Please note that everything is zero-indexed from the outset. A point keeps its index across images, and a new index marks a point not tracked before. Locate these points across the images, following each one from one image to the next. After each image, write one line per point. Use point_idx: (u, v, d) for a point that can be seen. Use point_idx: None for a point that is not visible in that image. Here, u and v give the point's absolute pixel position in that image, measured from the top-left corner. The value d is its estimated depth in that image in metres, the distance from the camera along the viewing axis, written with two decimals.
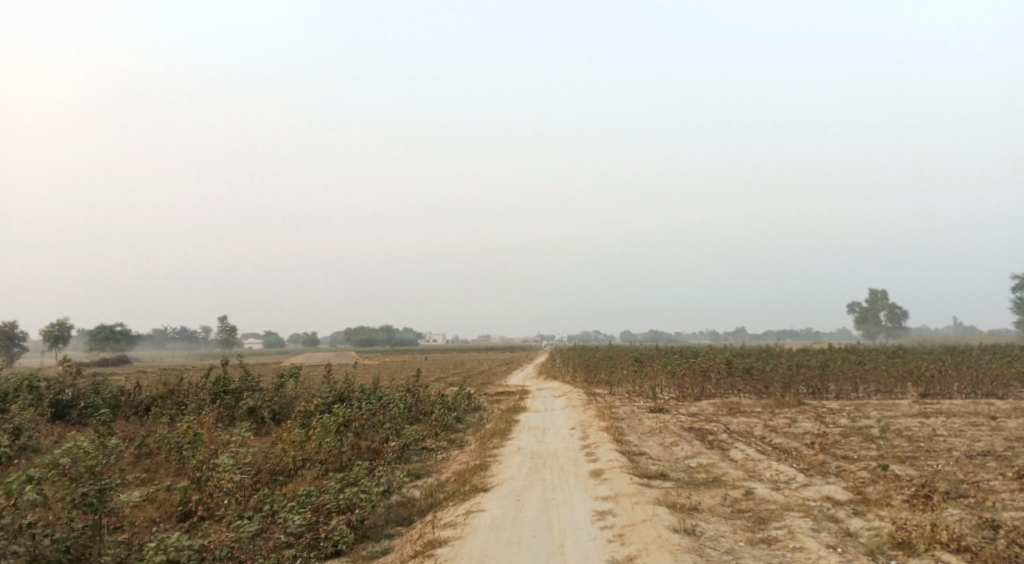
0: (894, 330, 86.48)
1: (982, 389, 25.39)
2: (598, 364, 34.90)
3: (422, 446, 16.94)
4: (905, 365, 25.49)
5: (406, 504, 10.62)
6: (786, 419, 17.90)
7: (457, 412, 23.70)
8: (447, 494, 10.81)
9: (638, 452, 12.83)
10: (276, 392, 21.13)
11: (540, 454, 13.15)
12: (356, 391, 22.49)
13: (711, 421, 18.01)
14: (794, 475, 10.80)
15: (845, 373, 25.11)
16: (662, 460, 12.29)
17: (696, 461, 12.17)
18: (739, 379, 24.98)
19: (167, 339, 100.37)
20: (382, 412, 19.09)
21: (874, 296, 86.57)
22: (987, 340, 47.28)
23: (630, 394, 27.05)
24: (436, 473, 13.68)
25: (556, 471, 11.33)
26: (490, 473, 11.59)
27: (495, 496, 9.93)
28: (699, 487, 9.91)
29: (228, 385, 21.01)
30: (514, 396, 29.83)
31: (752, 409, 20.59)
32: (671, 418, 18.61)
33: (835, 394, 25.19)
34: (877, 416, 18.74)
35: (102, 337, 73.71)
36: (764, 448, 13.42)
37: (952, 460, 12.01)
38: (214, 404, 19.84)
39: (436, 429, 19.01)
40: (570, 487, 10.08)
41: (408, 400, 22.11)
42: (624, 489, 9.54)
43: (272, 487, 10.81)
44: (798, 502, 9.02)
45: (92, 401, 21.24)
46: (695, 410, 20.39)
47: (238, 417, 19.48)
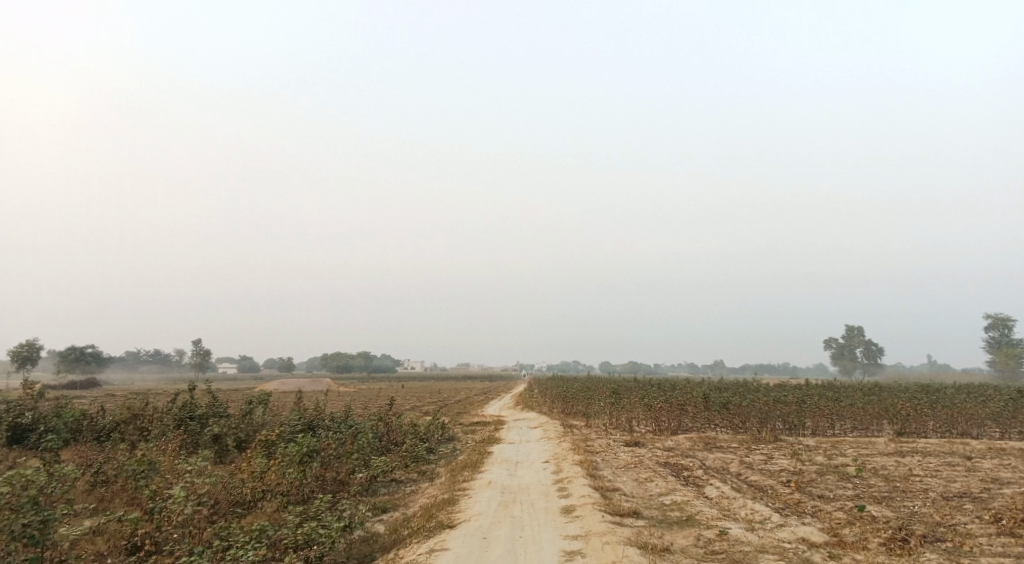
0: (870, 367, 87.31)
1: (957, 428, 25.47)
2: (576, 395, 34.55)
3: (391, 478, 16.43)
4: (880, 403, 25.53)
5: (368, 541, 10.15)
6: (762, 456, 17.70)
7: (430, 442, 23.18)
8: (412, 530, 10.37)
9: (611, 488, 12.51)
10: (243, 419, 20.49)
11: (511, 488, 12.77)
12: (326, 419, 21.91)
13: (687, 455, 17.77)
14: (769, 515, 10.57)
15: (822, 410, 25.08)
16: (636, 497, 11.98)
17: (670, 498, 11.89)
18: (717, 413, 24.82)
19: (138, 362, 97.95)
20: (351, 441, 18.53)
21: (850, 332, 87.55)
22: (961, 378, 47.78)
23: (607, 427, 26.74)
24: (403, 507, 13.20)
25: (526, 507, 10.96)
26: (458, 509, 11.18)
27: (460, 533, 9.53)
28: (672, 527, 9.62)
29: (195, 411, 20.36)
30: (490, 426, 29.33)
31: (729, 444, 20.40)
32: (647, 452, 18.34)
33: (812, 431, 25.10)
34: (853, 454, 18.65)
35: (71, 358, 71.73)
36: (740, 486, 13.18)
37: (928, 501, 11.87)
38: (177, 431, 19.16)
39: (407, 461, 18.50)
40: (539, 524, 9.72)
41: (380, 430, 21.57)
42: (595, 527, 9.21)
43: (227, 520, 10.28)
44: (773, 544, 8.77)
45: (52, 425, 20.38)
46: (671, 444, 20.15)
47: (202, 445, 18.80)
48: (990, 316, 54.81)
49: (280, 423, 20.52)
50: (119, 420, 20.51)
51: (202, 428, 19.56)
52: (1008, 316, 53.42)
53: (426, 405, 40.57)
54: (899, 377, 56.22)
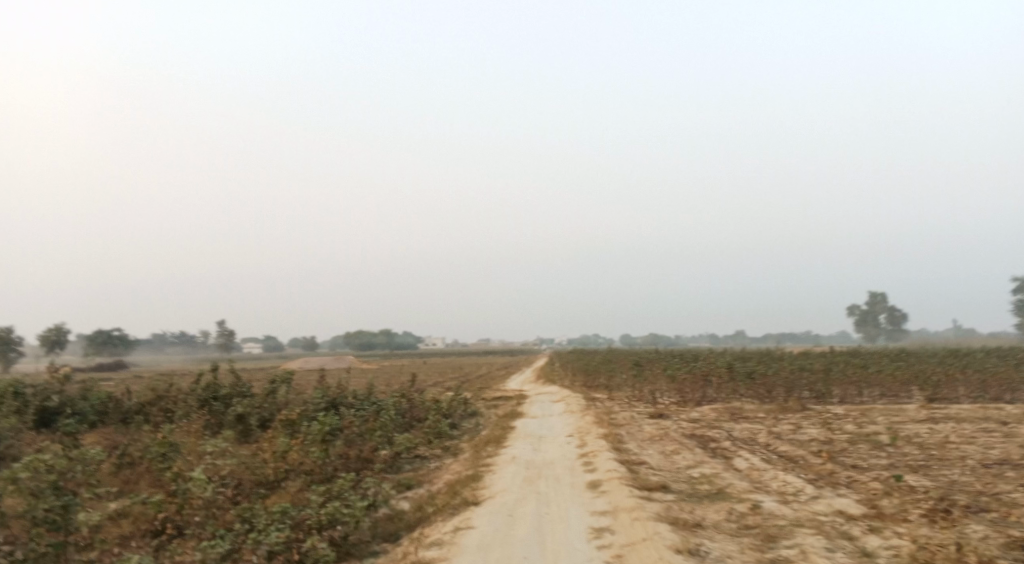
0: (895, 333, 85.92)
1: (990, 393, 24.78)
2: (597, 368, 34.30)
3: (414, 454, 16.39)
4: (910, 370, 24.88)
5: (393, 519, 10.03)
6: (791, 426, 17.31)
7: (453, 418, 23.13)
8: (437, 507, 10.24)
9: (638, 461, 12.26)
10: (266, 398, 20.59)
11: (535, 464, 12.59)
12: (348, 397, 21.91)
13: (713, 427, 17.45)
14: (802, 487, 10.23)
15: (850, 378, 24.54)
16: (663, 470, 11.72)
17: (699, 471, 11.60)
18: (741, 383, 24.42)
19: (164, 344, 99.81)
20: (374, 419, 18.51)
21: (874, 298, 86.04)
22: (989, 342, 46.71)
23: (629, 399, 26.49)
24: (427, 483, 13.11)
25: (551, 482, 10.76)
26: (483, 485, 11.03)
27: (485, 511, 9.37)
28: (702, 501, 9.33)
29: (218, 391, 20.46)
30: (511, 400, 29.26)
31: (755, 414, 20.03)
32: (672, 424, 18.04)
33: (840, 399, 24.59)
34: (884, 421, 18.19)
35: (100, 342, 73.25)
36: (769, 457, 12.85)
37: (968, 469, 11.43)
38: (202, 411, 19.28)
39: (429, 437, 18.46)
40: (565, 501, 9.50)
41: (401, 407, 21.53)
42: (623, 503, 8.96)
43: (251, 501, 10.22)
44: (808, 517, 8.44)
45: (80, 408, 20.62)
46: (696, 416, 19.83)
47: (226, 425, 18.91)
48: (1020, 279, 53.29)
49: (302, 401, 20.57)
50: (144, 402, 20.72)
51: (226, 408, 19.67)
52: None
53: (447, 381, 40.66)
54: (924, 342, 55.19)
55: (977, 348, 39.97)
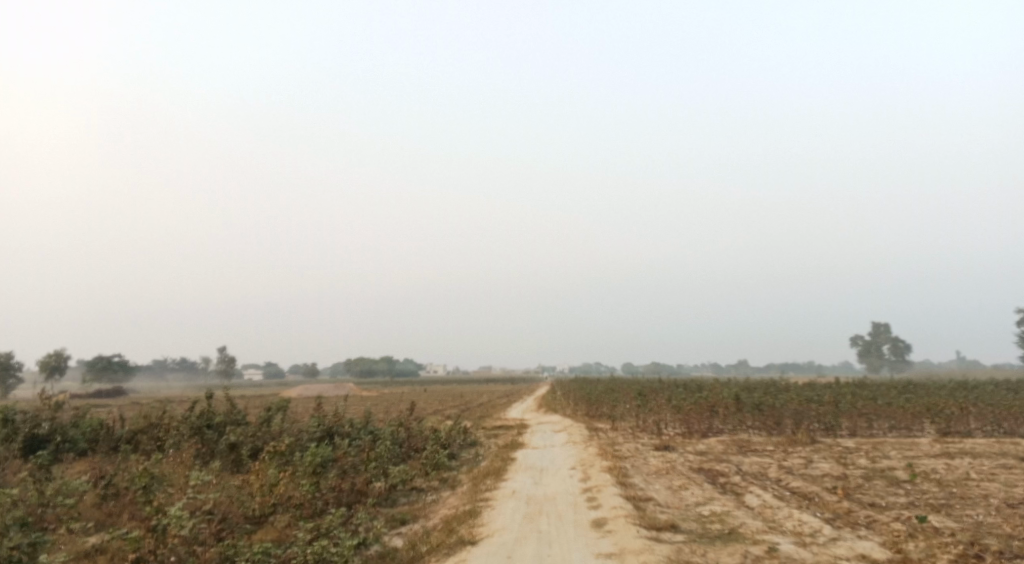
0: (899, 364, 84.90)
1: (1005, 427, 24.06)
2: (599, 397, 33.59)
3: (410, 487, 15.75)
4: (922, 402, 24.20)
5: (386, 557, 9.44)
6: (802, 460, 16.66)
7: (451, 448, 22.49)
8: (432, 545, 9.62)
9: (644, 498, 11.66)
10: (260, 426, 20.01)
11: (536, 499, 11.98)
12: (345, 426, 21.32)
13: (722, 460, 16.81)
14: (820, 528, 9.65)
15: (860, 410, 23.87)
16: (671, 507, 11.13)
17: (709, 509, 11.01)
18: (749, 414, 23.74)
19: (163, 369, 99.07)
20: (369, 448, 17.92)
21: (877, 329, 85.25)
22: (996, 374, 45.88)
23: (633, 430, 25.81)
24: (423, 519, 12.47)
25: (553, 520, 10.16)
26: (481, 522, 10.44)
27: (483, 552, 8.77)
28: (715, 543, 8.75)
29: (212, 419, 19.89)
30: (512, 430, 28.52)
31: (764, 447, 19.39)
32: (678, 457, 17.41)
33: (850, 432, 23.87)
34: (898, 456, 17.51)
35: (97, 368, 72.55)
36: (782, 494, 12.24)
37: (992, 509, 10.84)
38: (193, 440, 18.71)
39: (426, 469, 17.83)
40: (568, 541, 8.94)
41: (399, 436, 20.92)
42: (631, 544, 8.41)
43: (235, 538, 9.64)
44: (830, 562, 7.88)
45: (70, 435, 20.07)
46: (703, 448, 19.19)
47: (218, 454, 18.31)
48: (1020, 310, 52.64)
49: (297, 430, 19.97)
50: (135, 430, 20.10)
51: (218, 437, 19.07)
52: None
53: (446, 409, 39.90)
54: (928, 374, 54.34)
55: (984, 380, 39.25)
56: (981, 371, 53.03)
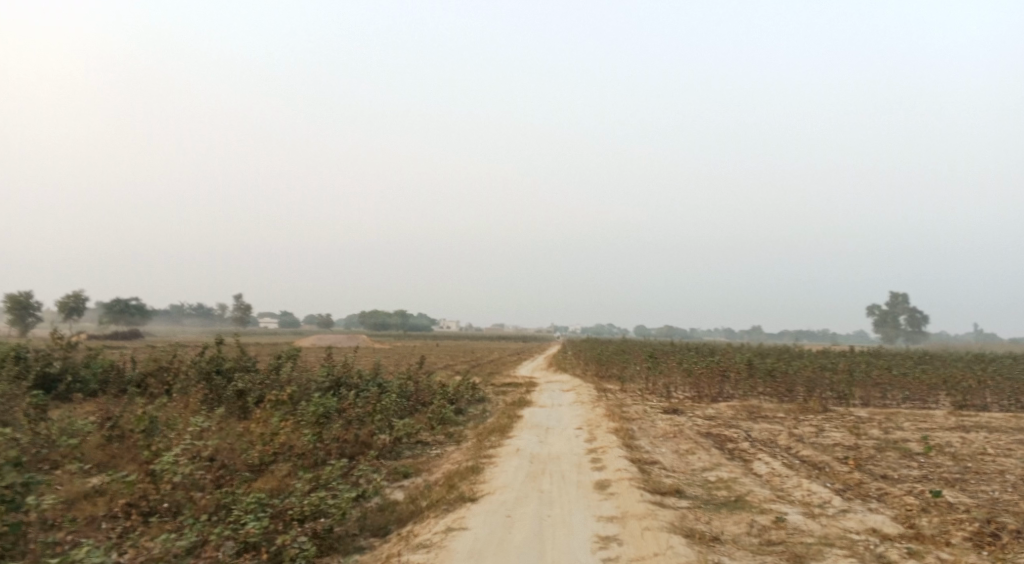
0: (915, 335, 83.87)
1: (1023, 402, 23.54)
2: (609, 358, 33.41)
3: (415, 441, 15.73)
4: (939, 374, 23.69)
5: (385, 510, 9.32)
6: (812, 428, 16.36)
7: (458, 403, 22.49)
8: (431, 501, 9.49)
9: (650, 461, 11.45)
10: (269, 374, 20.06)
11: (540, 458, 11.82)
12: (353, 377, 21.31)
13: (730, 426, 16.55)
14: (829, 499, 9.38)
15: (875, 380, 23.44)
16: (677, 472, 10.91)
17: (715, 475, 10.77)
18: (760, 380, 23.42)
19: (181, 315, 100.63)
20: (375, 400, 17.89)
21: (895, 299, 83.99)
22: (1014, 349, 45.05)
23: (642, 392, 25.65)
24: (425, 473, 12.40)
25: (555, 480, 9.98)
26: (482, 479, 10.29)
27: (482, 510, 8.60)
28: (720, 511, 8.51)
29: (221, 365, 19.94)
30: (521, 388, 28.47)
31: (774, 413, 19.10)
32: (686, 421, 17.18)
33: (863, 402, 23.51)
34: (912, 428, 17.15)
35: (116, 311, 73.77)
36: (792, 462, 11.96)
37: (1010, 486, 10.48)
38: (202, 386, 18.79)
39: (432, 423, 17.80)
40: (569, 502, 8.75)
41: (407, 390, 20.90)
42: (633, 509, 8.18)
43: (234, 486, 9.57)
44: (839, 535, 7.59)
45: (82, 376, 20.31)
46: (712, 413, 18.94)
47: (226, 400, 18.40)
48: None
49: (304, 379, 19.99)
50: (145, 373, 20.23)
51: (226, 383, 19.15)
52: None
53: (455, 365, 40.02)
54: (943, 346, 53.60)
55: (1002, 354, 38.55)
56: (999, 346, 52.15)
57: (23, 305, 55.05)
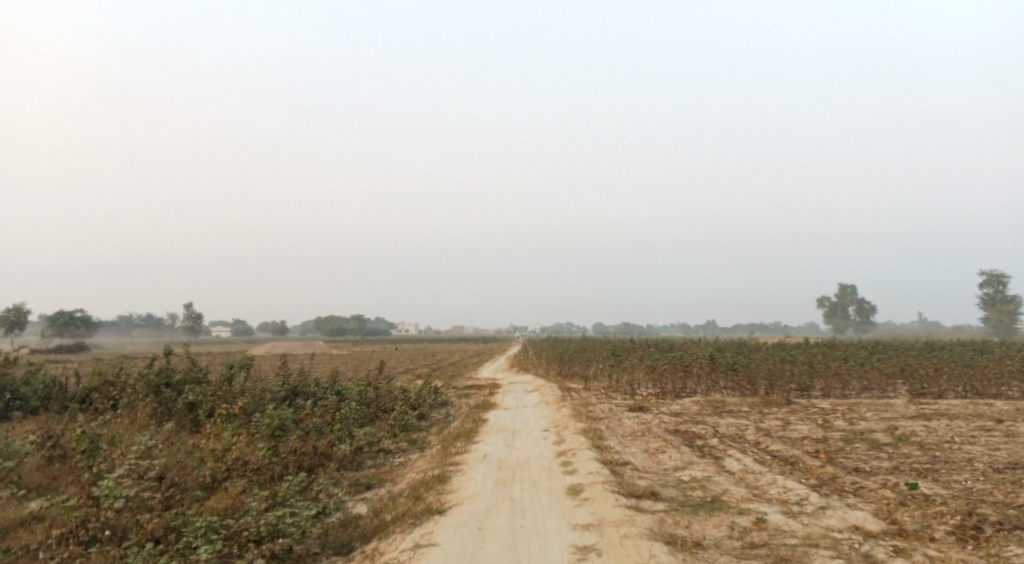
0: (863, 326, 86.85)
1: (974, 388, 24.31)
2: (572, 356, 33.25)
3: (377, 449, 15.11)
4: (895, 363, 24.25)
5: (348, 526, 8.72)
6: (778, 422, 16.42)
7: (422, 408, 21.91)
8: (396, 514, 8.94)
9: (622, 462, 11.16)
10: (222, 385, 19.09)
11: (508, 463, 11.40)
12: (312, 385, 20.50)
13: (698, 422, 16.48)
14: (806, 495, 9.26)
15: (834, 370, 23.83)
16: (649, 472, 10.66)
17: (689, 475, 10.56)
18: (724, 375, 23.56)
19: (127, 325, 96.52)
20: (334, 409, 17.16)
21: (842, 291, 86.69)
22: (957, 336, 46.90)
23: (607, 390, 25.54)
24: (389, 484, 11.83)
25: (526, 487, 9.56)
26: (450, 489, 9.81)
27: (451, 523, 8.11)
28: (699, 513, 8.27)
29: (171, 377, 18.89)
30: (484, 390, 28.02)
31: (739, 408, 19.17)
32: (654, 418, 17.04)
33: (823, 393, 23.90)
34: (874, 417, 17.39)
35: (58, 322, 70.16)
36: (763, 458, 11.87)
37: (978, 474, 10.58)
38: (149, 400, 17.72)
39: (394, 430, 17.20)
40: (543, 510, 8.35)
41: (368, 396, 20.21)
42: (610, 515, 7.84)
43: (184, 507, 8.80)
44: (822, 534, 7.42)
45: (19, 393, 18.99)
46: (679, 409, 18.89)
47: (176, 414, 17.40)
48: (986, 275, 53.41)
49: (259, 389, 19.09)
50: (87, 387, 18.94)
51: (175, 396, 18.11)
52: (1002, 274, 52.01)
53: (417, 368, 39.24)
54: (890, 334, 55.35)
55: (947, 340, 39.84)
56: (942, 332, 54.14)
57: None
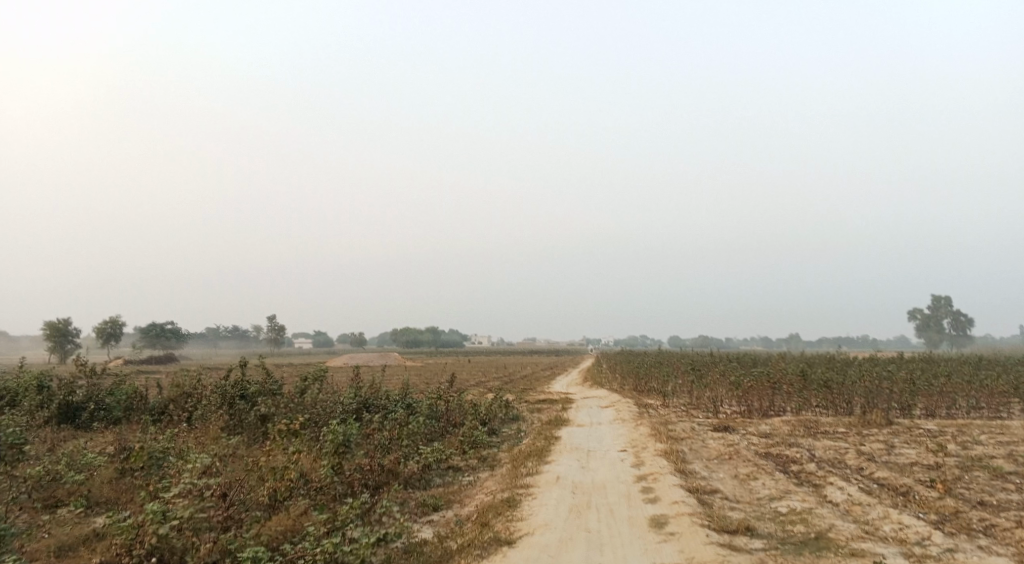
0: (961, 339, 79.89)
1: None
2: (648, 371, 31.81)
3: (445, 467, 14.60)
4: (1013, 381, 21.54)
5: (411, 553, 8.17)
6: (882, 445, 14.66)
7: (491, 423, 21.31)
8: (462, 542, 8.29)
9: (709, 490, 10.07)
10: (294, 397, 19.19)
11: (583, 488, 10.56)
12: (381, 398, 20.29)
13: (791, 445, 14.99)
14: (930, 534, 7.92)
15: (940, 388, 21.43)
16: (742, 503, 9.52)
17: (787, 506, 9.35)
18: (814, 392, 21.67)
19: (217, 339, 101.59)
20: (403, 424, 16.80)
21: (938, 301, 80.27)
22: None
23: (686, 407, 24.08)
24: (457, 506, 11.23)
25: (603, 516, 8.70)
26: (520, 515, 9.08)
27: (520, 557, 7.38)
28: (804, 554, 7.16)
29: (246, 389, 19.17)
30: (556, 405, 27.15)
31: (835, 429, 17.43)
32: (741, 440, 15.68)
33: (928, 413, 21.53)
34: (994, 440, 15.31)
35: (154, 335, 74.50)
36: (871, 487, 10.42)
37: None
38: (223, 412, 17.97)
39: (463, 446, 16.66)
40: (623, 545, 7.48)
41: (436, 411, 19.79)
42: (701, 555, 6.89)
43: (244, 530, 8.52)
44: None
45: (105, 403, 19.74)
46: (767, 430, 17.38)
47: (248, 427, 17.55)
48: None
49: (330, 402, 19.05)
50: (168, 398, 19.45)
51: (249, 409, 18.32)
52: None
53: (487, 382, 38.87)
54: (996, 349, 50.48)
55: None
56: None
57: (62, 332, 55.92)
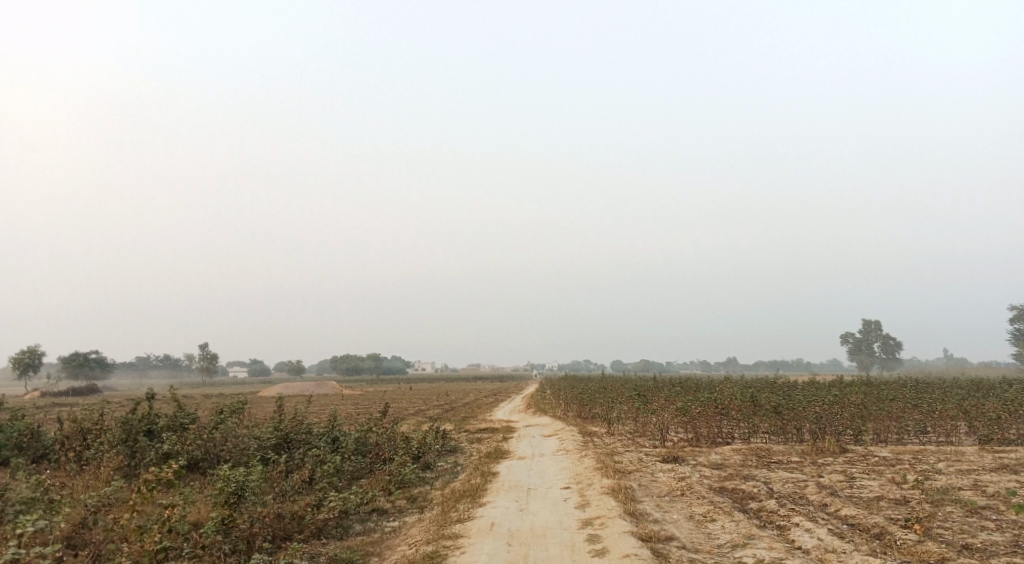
0: (889, 362, 82.74)
1: None
2: (593, 397, 30.61)
3: (368, 511, 12.83)
4: (959, 405, 21.27)
5: None
6: (841, 476, 13.77)
7: (426, 457, 19.57)
8: None
9: (665, 537, 8.79)
10: (204, 430, 17.02)
11: (520, 537, 9.08)
12: (305, 430, 18.27)
13: (746, 477, 13.94)
14: None
15: (889, 413, 20.98)
16: (702, 554, 8.27)
17: (753, 556, 8.17)
18: (764, 418, 20.90)
19: (143, 368, 95.24)
20: (323, 462, 14.93)
21: (868, 326, 83.17)
22: (988, 373, 43.67)
23: (633, 436, 23.01)
24: (376, 561, 9.56)
25: None
26: None
27: None
28: None
29: (153, 424, 16.95)
30: (498, 434, 25.66)
31: (788, 458, 16.58)
32: (693, 473, 14.56)
33: (878, 438, 21.02)
34: (952, 467, 14.72)
35: (75, 364, 68.89)
36: (841, 529, 9.38)
37: None
38: (120, 451, 15.68)
39: (390, 486, 14.86)
40: None
41: (364, 447, 17.93)
42: None
43: None
44: None
45: None
46: (719, 460, 16.36)
47: (149, 467, 15.40)
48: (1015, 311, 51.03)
49: (246, 438, 16.98)
50: (60, 436, 16.98)
51: (150, 446, 16.09)
52: None
53: (427, 410, 36.83)
54: (918, 371, 52.42)
55: (983, 378, 36.84)
56: (975, 369, 51.13)
57: None
